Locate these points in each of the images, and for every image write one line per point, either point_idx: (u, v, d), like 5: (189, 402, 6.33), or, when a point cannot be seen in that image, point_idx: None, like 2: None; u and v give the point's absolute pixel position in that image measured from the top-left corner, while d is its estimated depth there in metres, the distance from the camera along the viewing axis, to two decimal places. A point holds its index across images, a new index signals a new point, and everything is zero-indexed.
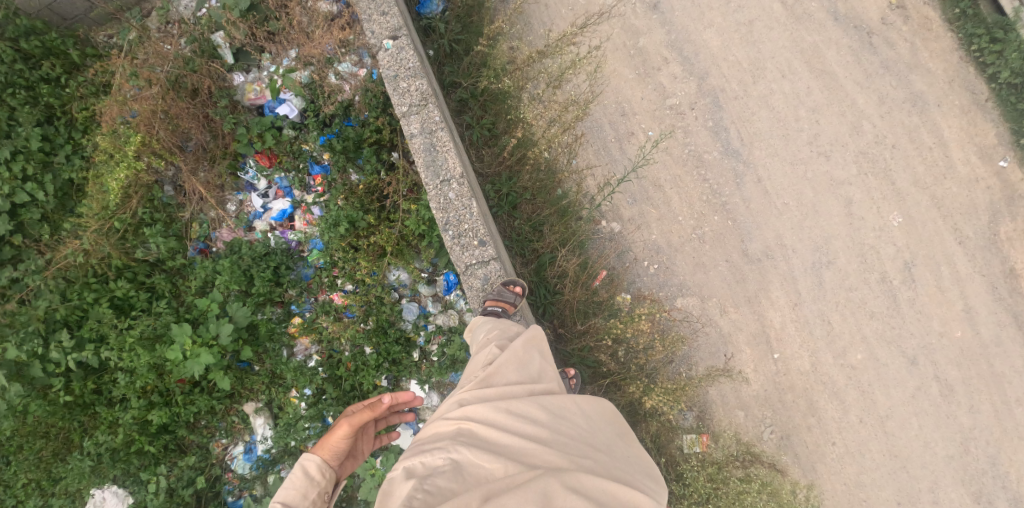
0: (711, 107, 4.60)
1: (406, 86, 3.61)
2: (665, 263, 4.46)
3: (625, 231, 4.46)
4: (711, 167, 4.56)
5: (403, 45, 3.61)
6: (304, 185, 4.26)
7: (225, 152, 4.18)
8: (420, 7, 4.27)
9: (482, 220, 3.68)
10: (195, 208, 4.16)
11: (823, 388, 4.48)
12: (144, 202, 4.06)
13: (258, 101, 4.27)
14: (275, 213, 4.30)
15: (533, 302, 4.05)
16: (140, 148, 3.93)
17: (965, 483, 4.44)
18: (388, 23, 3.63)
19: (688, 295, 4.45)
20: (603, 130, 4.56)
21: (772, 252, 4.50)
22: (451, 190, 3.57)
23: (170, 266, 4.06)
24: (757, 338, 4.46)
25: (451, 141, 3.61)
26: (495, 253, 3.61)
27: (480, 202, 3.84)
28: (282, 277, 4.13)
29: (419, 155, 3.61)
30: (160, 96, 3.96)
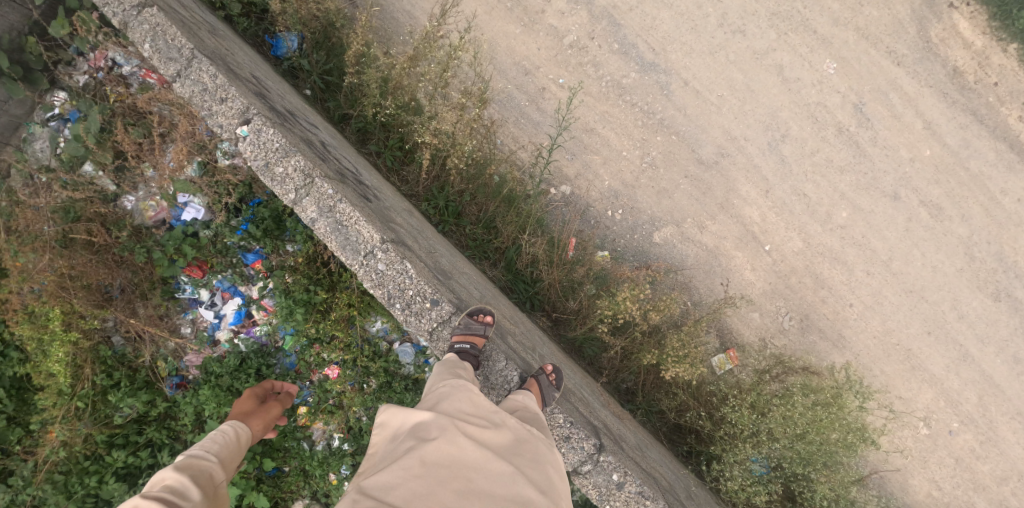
0: (611, 29, 4.32)
1: (280, 171, 2.81)
2: (629, 204, 4.24)
3: (578, 190, 4.23)
4: (634, 90, 4.30)
5: (257, 125, 2.80)
6: (246, 276, 3.99)
7: (154, 281, 3.91)
8: (275, 51, 4.14)
9: (430, 271, 2.91)
10: (151, 347, 3.89)
11: (824, 259, 4.39)
12: (95, 367, 3.81)
13: (160, 215, 4.00)
14: (231, 316, 4.02)
15: (517, 301, 3.89)
16: (66, 319, 3.65)
17: (982, 288, 4.44)
18: (230, 110, 2.82)
19: (663, 227, 4.25)
20: (514, 97, 4.27)
21: (726, 149, 4.31)
22: (378, 261, 2.83)
23: (155, 415, 3.89)
24: (744, 239, 4.31)
25: (354, 206, 2.81)
26: (455, 306, 2.90)
27: (424, 249, 3.08)
28: (267, 376, 3.92)
29: (329, 240, 2.83)
30: (60, 264, 3.64)
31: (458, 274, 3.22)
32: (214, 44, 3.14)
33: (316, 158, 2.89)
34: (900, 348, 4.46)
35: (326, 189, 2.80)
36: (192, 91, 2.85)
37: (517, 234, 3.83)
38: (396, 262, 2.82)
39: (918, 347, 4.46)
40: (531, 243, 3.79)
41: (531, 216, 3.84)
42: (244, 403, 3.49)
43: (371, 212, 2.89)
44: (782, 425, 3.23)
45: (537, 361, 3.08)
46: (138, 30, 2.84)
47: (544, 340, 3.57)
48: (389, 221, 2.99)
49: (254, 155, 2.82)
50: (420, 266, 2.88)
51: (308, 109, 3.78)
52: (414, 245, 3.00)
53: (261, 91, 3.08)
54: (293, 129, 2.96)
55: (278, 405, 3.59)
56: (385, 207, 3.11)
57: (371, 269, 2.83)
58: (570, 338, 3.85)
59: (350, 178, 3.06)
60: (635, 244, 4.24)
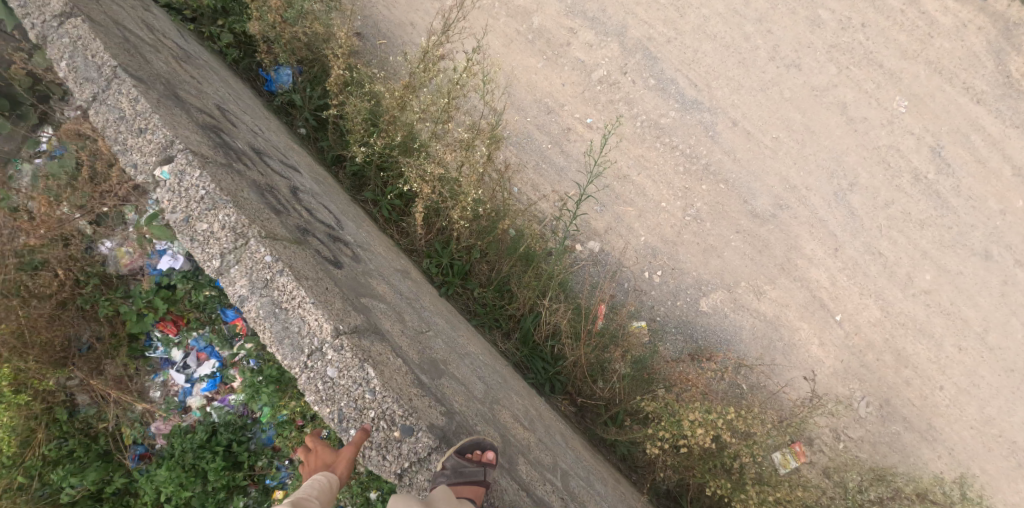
0: (645, 63, 3.77)
1: (203, 228, 2.11)
2: (669, 264, 3.56)
3: (608, 246, 3.56)
4: (673, 130, 3.70)
5: (180, 165, 2.13)
6: (230, 340, 2.96)
7: (117, 338, 2.87)
8: (269, 86, 3.66)
9: (407, 377, 2.16)
10: (117, 409, 2.81)
11: (905, 330, 3.63)
12: (51, 432, 2.71)
13: (140, 264, 2.95)
14: (205, 382, 2.95)
15: (534, 382, 3.18)
16: (16, 379, 2.61)
17: None
18: (149, 144, 2.17)
19: (712, 292, 3.55)
20: (534, 139, 3.69)
21: (784, 201, 3.63)
22: (327, 362, 2.06)
23: (111, 490, 2.72)
24: (810, 307, 3.59)
25: (299, 281, 2.09)
26: (437, 438, 2.09)
27: (411, 345, 2.35)
28: (238, 455, 2.80)
29: (263, 327, 2.08)
30: (13, 310, 2.66)
31: (457, 359, 2.57)
32: (168, 69, 2.59)
33: (258, 214, 2.19)
34: (1004, 442, 3.58)
35: (263, 255, 2.09)
36: (110, 121, 2.24)
37: (535, 301, 3.15)
38: (353, 367, 2.06)
39: None
40: (552, 310, 3.09)
41: (553, 279, 3.15)
42: (317, 454, 2.19)
43: (326, 290, 2.15)
44: None
45: (552, 489, 2.34)
46: (58, 43, 2.25)
47: (566, 436, 2.86)
48: (359, 300, 2.28)
49: (173, 205, 2.13)
50: (389, 370, 2.12)
51: (294, 148, 3.23)
52: (390, 333, 2.29)
53: (214, 127, 2.46)
54: (237, 175, 2.28)
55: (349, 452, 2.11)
56: (361, 281, 2.41)
57: (317, 374, 2.06)
58: (600, 433, 3.14)
59: (312, 241, 2.37)
60: (678, 314, 3.52)
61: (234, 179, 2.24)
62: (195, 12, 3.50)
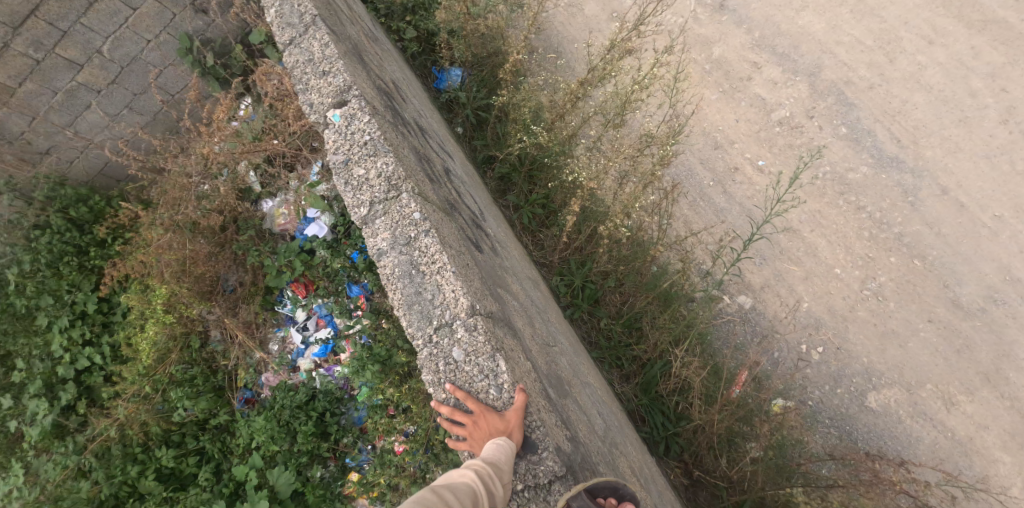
0: (838, 107, 3.27)
1: (359, 174, 2.08)
2: (834, 341, 2.95)
3: (762, 305, 3.02)
4: (862, 188, 3.13)
5: (352, 109, 2.13)
6: (346, 311, 2.74)
7: (255, 288, 2.86)
8: (438, 84, 3.52)
9: (536, 385, 1.88)
10: (240, 351, 2.82)
11: None
12: (184, 356, 2.78)
13: (291, 227, 2.98)
14: (316, 347, 2.82)
15: (647, 438, 2.72)
16: (170, 300, 2.74)
17: None
18: (328, 86, 2.18)
19: (885, 386, 2.88)
20: (696, 174, 3.27)
21: (1000, 294, 2.92)
22: (455, 341, 1.88)
23: (215, 423, 2.73)
24: (1018, 437, 2.77)
25: (442, 246, 1.96)
26: (564, 465, 1.79)
27: (540, 355, 2.06)
28: (327, 426, 2.62)
29: (395, 287, 1.97)
30: (183, 240, 2.77)
31: (580, 386, 2.23)
32: (358, 34, 2.64)
33: (414, 170, 2.13)
34: None
35: (412, 211, 2.01)
36: (297, 62, 2.27)
37: (669, 347, 2.73)
38: (482, 355, 1.85)
39: None
40: (684, 363, 2.66)
41: (694, 328, 2.71)
42: (481, 419, 1.77)
43: (467, 265, 2.00)
44: None
45: None
46: None
47: None
48: (498, 288, 2.08)
49: (337, 147, 2.13)
50: (520, 370, 1.88)
51: (451, 142, 3.07)
52: (522, 332, 2.05)
53: (390, 92, 2.45)
54: (402, 135, 2.25)
55: (520, 412, 1.76)
56: (500, 276, 2.19)
57: (441, 351, 1.89)
58: None
59: (461, 218, 2.24)
60: (836, 403, 2.87)
61: (400, 138, 2.21)
62: (387, 8, 3.47)
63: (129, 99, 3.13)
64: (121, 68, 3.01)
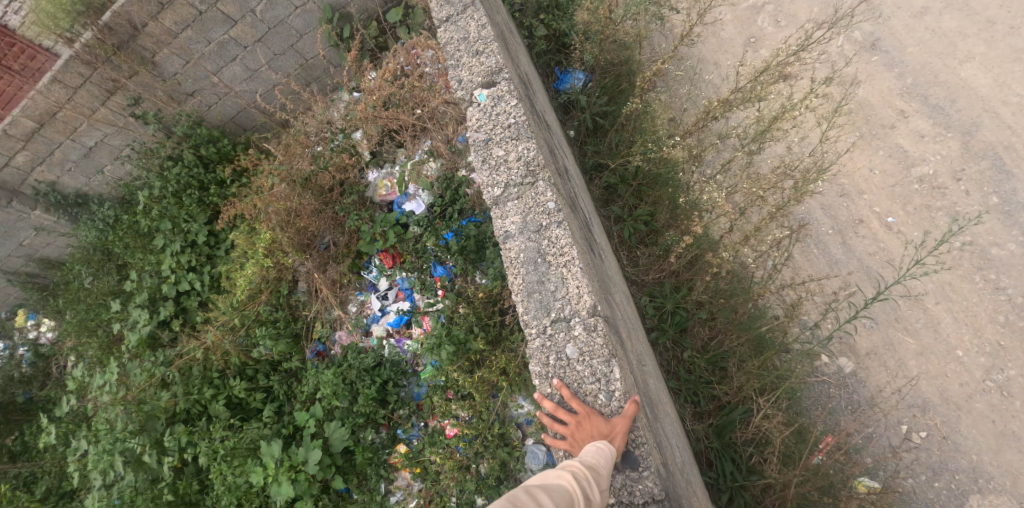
0: (991, 175, 2.94)
1: (499, 154, 2.35)
2: (942, 429, 2.65)
3: (863, 372, 2.76)
4: (1005, 268, 2.80)
5: (500, 92, 2.42)
6: (427, 289, 2.75)
7: (348, 250, 2.92)
8: (558, 84, 3.44)
9: (636, 390, 2.07)
10: (321, 306, 2.89)
11: None
12: (271, 299, 2.91)
13: (391, 199, 3.00)
14: (392, 317, 2.83)
15: (710, 484, 2.53)
16: (271, 246, 2.86)
17: None
18: (480, 66, 2.48)
19: (993, 492, 2.57)
20: (814, 219, 3.03)
21: None
22: (567, 326, 2.13)
23: (286, 367, 2.80)
24: None
25: (568, 238, 2.19)
26: (663, 491, 1.96)
27: (625, 373, 2.06)
28: (388, 394, 2.62)
29: (518, 272, 2.22)
30: (291, 193, 2.88)
31: (658, 414, 2.16)
32: (507, 22, 2.89)
33: (550, 159, 2.34)
34: None
35: (547, 201, 2.25)
36: (452, 39, 2.59)
37: (753, 395, 2.54)
38: (597, 358, 2.09)
39: None
40: (767, 415, 2.47)
41: (785, 380, 2.52)
42: (587, 421, 1.97)
43: (589, 261, 2.21)
44: None
45: None
46: None
47: None
48: (614, 295, 2.28)
49: (480, 125, 2.41)
50: (631, 378, 2.08)
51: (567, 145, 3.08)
52: (625, 336, 2.21)
53: (531, 83, 2.69)
54: (541, 126, 2.47)
55: (626, 421, 1.95)
56: (604, 285, 2.24)
57: (555, 344, 2.12)
58: None
59: (584, 216, 2.44)
60: (930, 496, 2.59)
61: (539, 129, 2.45)
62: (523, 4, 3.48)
63: (270, 57, 3.29)
64: (268, 28, 3.17)
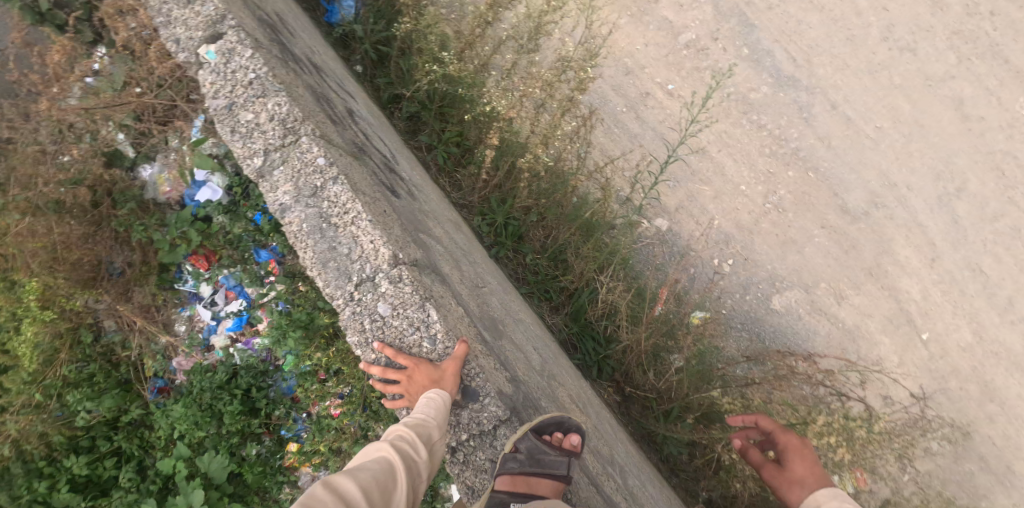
0: (739, 29, 3.37)
1: (248, 118, 2.06)
2: (743, 253, 3.21)
3: (677, 226, 3.22)
4: (764, 108, 3.32)
5: (229, 45, 2.09)
6: (258, 279, 2.57)
7: (146, 267, 2.51)
8: (330, 17, 3.26)
9: (467, 329, 2.06)
10: (141, 339, 2.54)
11: (998, 360, 3.11)
12: (74, 354, 2.47)
13: (179, 194, 2.60)
14: (230, 322, 2.61)
15: (580, 364, 2.89)
16: (45, 294, 2.37)
17: None
18: (196, 17, 2.11)
19: (787, 289, 3.19)
20: (610, 101, 3.33)
21: (881, 198, 3.23)
22: (371, 287, 1.99)
23: (128, 420, 2.48)
24: (894, 322, 3.15)
25: (353, 194, 2.02)
26: (507, 410, 1.99)
27: (469, 299, 2.21)
28: (255, 402, 2.50)
29: (306, 244, 1.98)
30: (49, 223, 2.36)
31: (513, 323, 2.39)
32: None
33: (311, 112, 2.14)
34: None
35: (315, 158, 2.05)
36: None
37: (595, 275, 2.83)
38: (411, 307, 1.99)
39: None
40: (609, 289, 2.79)
41: (616, 254, 2.84)
42: (416, 372, 1.89)
43: (384, 212, 2.09)
44: None
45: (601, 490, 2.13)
46: None
47: (615, 428, 2.57)
48: (418, 235, 2.20)
49: (217, 90, 2.07)
50: (453, 318, 2.03)
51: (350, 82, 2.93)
52: (449, 275, 2.19)
53: (273, 27, 2.38)
54: (289, 75, 2.20)
55: (455, 363, 1.90)
56: (419, 220, 2.29)
57: (366, 309, 1.98)
58: (650, 427, 2.83)
59: (371, 164, 2.31)
60: (746, 308, 3.17)
61: (289, 79, 2.18)
62: None
63: None
64: None
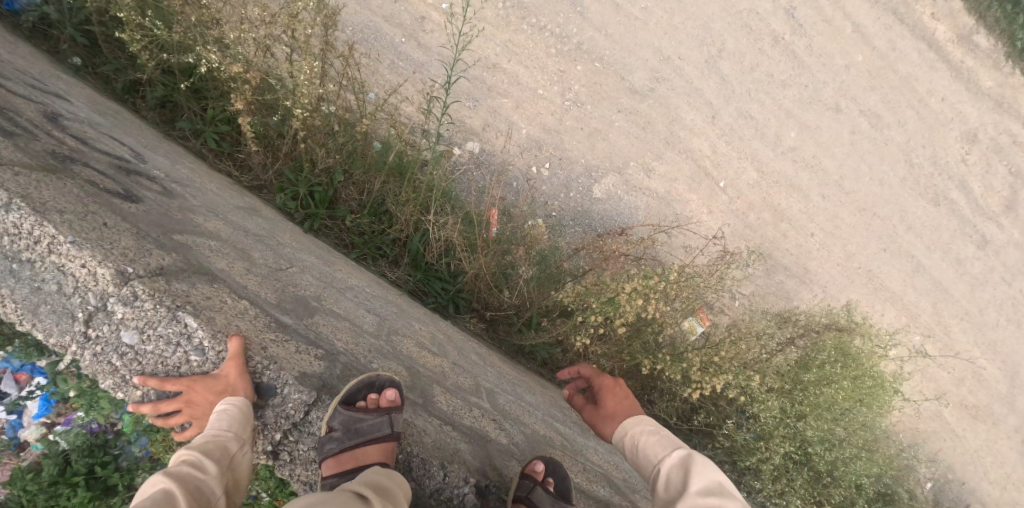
0: None
1: None
2: (556, 154, 3.35)
3: (488, 145, 3.29)
4: (540, 9, 3.34)
5: None
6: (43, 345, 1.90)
7: None
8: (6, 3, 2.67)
9: (254, 325, 1.89)
10: None
11: (781, 188, 3.52)
12: None
13: None
14: (33, 407, 1.91)
15: (436, 305, 2.88)
16: None
17: (966, 195, 3.57)
18: None
19: (603, 177, 3.38)
20: (385, 33, 3.18)
21: (660, 73, 3.43)
22: (105, 317, 1.75)
23: None
24: (697, 178, 3.47)
25: (41, 218, 1.68)
26: (314, 393, 1.90)
27: (264, 284, 2.04)
28: (105, 483, 1.95)
29: (5, 295, 1.68)
30: None
31: (336, 293, 2.25)
32: None
33: None
34: (879, 288, 3.59)
35: None
36: None
37: (420, 218, 2.76)
38: (160, 324, 1.78)
39: (903, 286, 3.60)
40: (440, 225, 2.72)
41: (436, 190, 2.70)
42: (193, 391, 1.77)
43: (101, 227, 1.78)
44: (792, 403, 2.77)
45: (476, 417, 2.17)
46: None
47: (483, 355, 2.60)
48: (167, 237, 1.92)
49: None
50: (225, 316, 1.85)
51: (67, 80, 2.53)
52: (222, 273, 1.96)
53: None
54: None
55: (235, 365, 1.78)
56: (178, 217, 2.01)
57: (108, 344, 1.76)
58: (515, 341, 2.95)
59: (86, 171, 1.93)
60: (574, 204, 3.36)
61: None
62: None
63: None
64: None
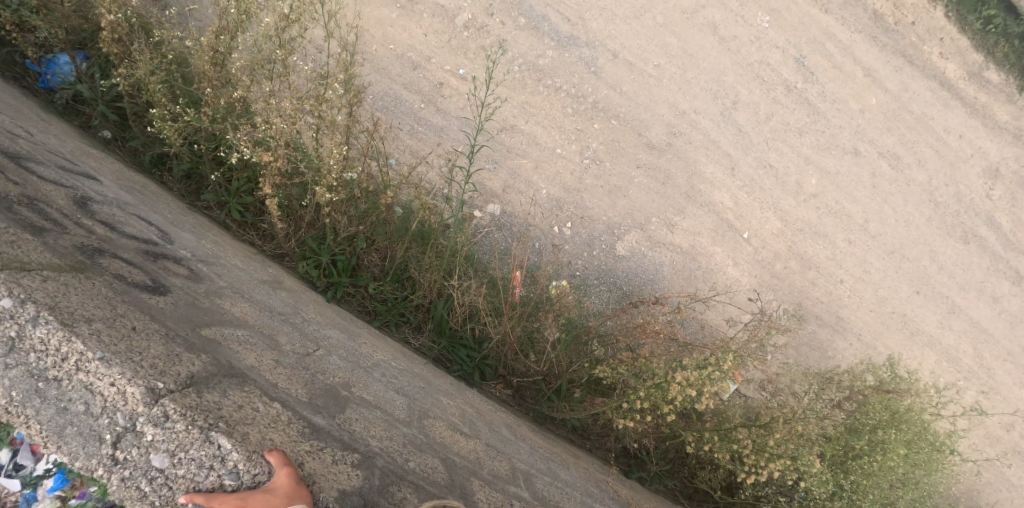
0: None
1: None
2: (576, 212, 3.32)
3: (509, 207, 3.28)
4: (555, 71, 3.37)
5: None
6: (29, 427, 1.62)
7: None
8: (44, 82, 2.82)
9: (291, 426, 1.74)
10: None
11: (807, 237, 3.45)
12: None
13: None
14: None
15: (461, 374, 2.83)
16: None
17: (996, 236, 3.48)
18: None
19: (626, 234, 3.34)
20: (403, 101, 3.22)
21: (676, 128, 3.42)
22: (131, 437, 1.49)
23: None
24: (720, 231, 3.41)
25: (69, 331, 1.54)
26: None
27: (293, 379, 1.92)
28: None
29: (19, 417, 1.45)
30: None
31: (364, 374, 2.20)
32: None
33: None
34: (916, 336, 3.45)
35: None
36: None
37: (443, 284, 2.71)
38: (194, 445, 1.52)
39: (942, 333, 3.46)
40: (462, 291, 2.66)
41: (458, 255, 2.69)
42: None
43: (129, 334, 1.65)
44: (843, 474, 2.63)
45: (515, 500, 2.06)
46: None
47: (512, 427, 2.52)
48: (196, 333, 1.83)
49: None
50: (259, 431, 1.63)
51: (95, 157, 2.56)
52: (253, 358, 1.89)
53: None
54: None
55: (290, 472, 1.54)
56: (204, 305, 1.97)
57: (136, 468, 1.48)
58: (546, 411, 2.85)
59: (111, 262, 1.88)
60: (598, 264, 3.31)
61: None
62: None
63: None
64: None
